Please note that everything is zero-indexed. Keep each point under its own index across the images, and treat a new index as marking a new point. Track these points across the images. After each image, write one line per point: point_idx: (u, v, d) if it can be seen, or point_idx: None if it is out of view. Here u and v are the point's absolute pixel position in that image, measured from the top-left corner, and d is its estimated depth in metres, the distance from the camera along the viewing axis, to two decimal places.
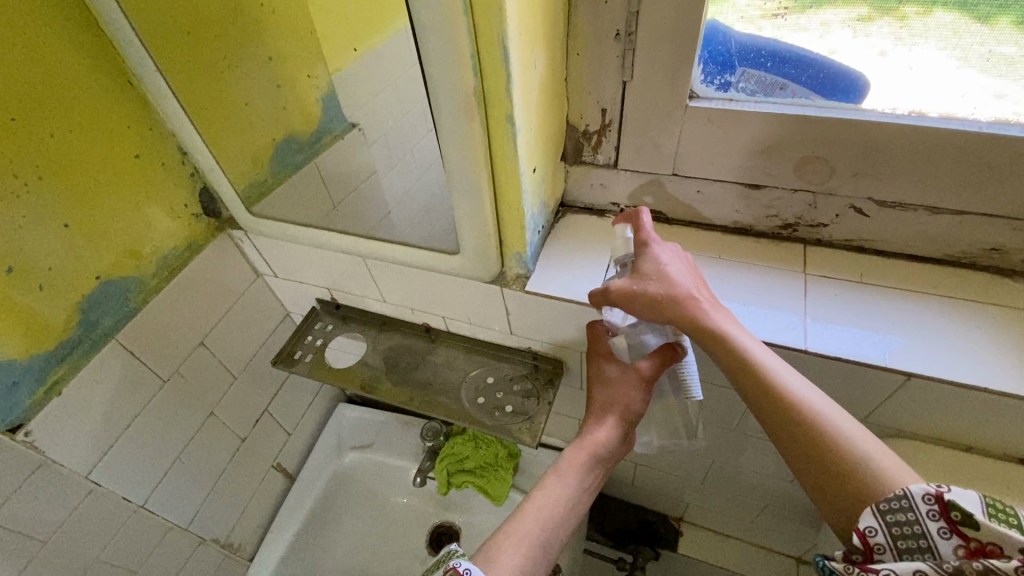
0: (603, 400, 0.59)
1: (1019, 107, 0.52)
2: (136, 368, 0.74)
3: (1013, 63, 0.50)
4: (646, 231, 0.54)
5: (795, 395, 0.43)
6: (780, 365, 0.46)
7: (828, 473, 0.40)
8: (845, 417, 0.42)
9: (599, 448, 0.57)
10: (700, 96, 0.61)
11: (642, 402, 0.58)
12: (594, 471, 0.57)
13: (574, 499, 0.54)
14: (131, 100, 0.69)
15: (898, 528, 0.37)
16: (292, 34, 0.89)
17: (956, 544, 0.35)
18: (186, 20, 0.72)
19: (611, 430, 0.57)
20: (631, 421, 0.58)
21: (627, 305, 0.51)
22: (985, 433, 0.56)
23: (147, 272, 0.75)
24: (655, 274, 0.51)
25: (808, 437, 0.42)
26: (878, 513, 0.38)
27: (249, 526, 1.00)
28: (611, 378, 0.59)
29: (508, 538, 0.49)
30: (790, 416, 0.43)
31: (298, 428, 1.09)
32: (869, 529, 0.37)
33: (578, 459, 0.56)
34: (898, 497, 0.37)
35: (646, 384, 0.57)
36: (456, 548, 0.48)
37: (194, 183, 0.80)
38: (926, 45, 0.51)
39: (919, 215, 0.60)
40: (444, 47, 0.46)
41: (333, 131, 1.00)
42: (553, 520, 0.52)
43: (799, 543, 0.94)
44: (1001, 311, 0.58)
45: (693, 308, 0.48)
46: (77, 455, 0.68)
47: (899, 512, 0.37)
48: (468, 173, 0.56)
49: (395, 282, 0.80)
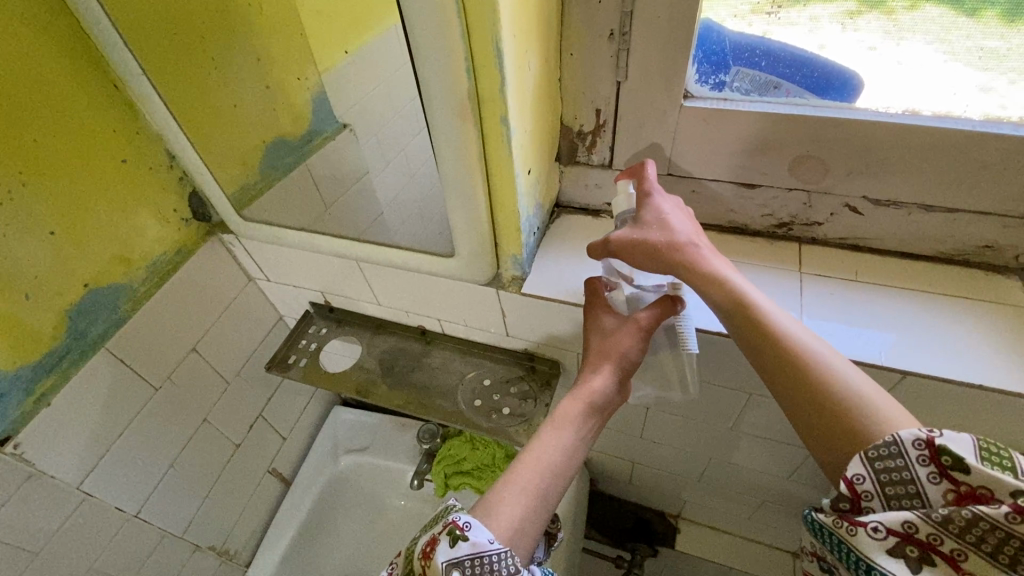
0: (599, 349, 0.56)
1: (1007, 102, 0.52)
2: (127, 374, 0.73)
3: (1000, 58, 0.50)
4: (650, 181, 0.54)
5: (794, 337, 0.43)
6: (778, 311, 0.45)
7: (825, 412, 0.39)
8: (841, 359, 0.42)
9: (595, 397, 0.54)
10: (695, 96, 0.61)
11: (638, 350, 0.55)
12: (593, 420, 0.54)
13: (571, 449, 0.52)
14: (117, 105, 0.68)
15: (886, 475, 0.36)
16: (281, 35, 0.88)
17: (945, 489, 0.35)
18: (173, 21, 0.70)
19: (608, 379, 0.55)
20: (627, 370, 0.55)
21: (626, 252, 0.51)
22: (982, 429, 0.56)
23: (137, 278, 0.74)
24: (656, 223, 0.51)
25: (805, 375, 0.41)
26: (866, 460, 0.37)
27: (245, 532, 0.99)
28: (608, 328, 0.57)
29: (507, 488, 0.48)
30: (788, 355, 0.42)
31: (293, 432, 1.08)
32: (857, 477, 0.37)
33: (573, 409, 0.54)
34: (887, 443, 0.36)
35: (644, 333, 0.55)
36: (454, 503, 0.48)
37: (183, 188, 0.78)
38: (916, 41, 0.51)
39: (914, 213, 0.60)
40: (437, 49, 0.45)
41: (324, 133, 0.99)
42: (550, 470, 0.50)
43: (796, 538, 0.95)
44: (993, 307, 0.58)
45: (691, 253, 0.48)
46: (68, 465, 0.67)
47: (888, 458, 0.36)
48: (462, 175, 0.55)
49: (390, 285, 0.79)
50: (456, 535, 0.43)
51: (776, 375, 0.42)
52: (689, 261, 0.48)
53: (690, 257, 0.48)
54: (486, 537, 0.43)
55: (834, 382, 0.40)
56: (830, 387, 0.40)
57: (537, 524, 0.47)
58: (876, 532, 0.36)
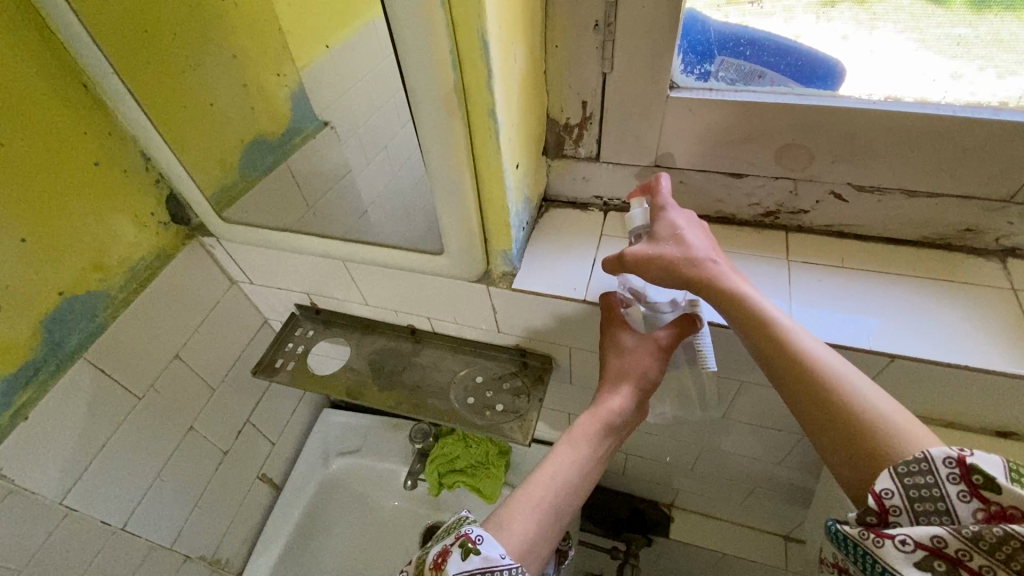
0: (618, 369, 0.57)
1: (976, 88, 0.53)
2: (108, 385, 0.71)
3: (968, 44, 0.51)
4: (663, 196, 0.54)
5: (814, 355, 0.43)
6: (797, 327, 0.45)
7: (850, 431, 0.39)
8: (862, 376, 0.42)
9: (613, 416, 0.55)
10: (681, 87, 0.61)
11: (657, 371, 0.56)
12: (608, 439, 0.55)
13: (585, 467, 0.53)
14: (87, 105, 0.65)
15: (915, 491, 0.36)
16: (258, 31, 0.86)
17: (975, 507, 0.35)
18: (145, 19, 0.68)
19: (626, 399, 0.55)
20: (646, 390, 0.56)
21: (642, 268, 0.50)
22: (967, 409, 0.58)
23: (115, 284, 0.72)
24: (671, 237, 0.51)
25: (825, 396, 0.41)
26: (896, 475, 0.37)
27: (237, 541, 0.97)
28: (627, 346, 0.57)
29: (518, 503, 0.49)
30: (808, 373, 0.42)
31: (282, 437, 1.06)
32: (886, 492, 0.36)
33: (591, 427, 0.54)
34: (918, 460, 0.36)
35: (663, 353, 0.57)
36: (467, 515, 0.49)
37: (159, 190, 0.76)
38: (887, 30, 0.52)
39: (897, 199, 0.61)
40: (421, 42, 0.44)
41: (304, 131, 0.97)
42: (565, 488, 0.51)
43: (786, 522, 0.96)
44: (976, 289, 0.59)
45: (706, 269, 0.48)
46: (50, 480, 0.65)
47: (918, 475, 0.36)
48: (450, 171, 0.54)
49: (377, 284, 0.78)
50: (467, 548, 0.43)
51: (796, 395, 0.43)
52: (708, 278, 0.48)
53: (706, 273, 0.48)
54: (498, 552, 0.43)
55: (855, 404, 0.40)
56: (851, 409, 0.40)
57: (548, 541, 0.49)
58: (904, 545, 0.35)
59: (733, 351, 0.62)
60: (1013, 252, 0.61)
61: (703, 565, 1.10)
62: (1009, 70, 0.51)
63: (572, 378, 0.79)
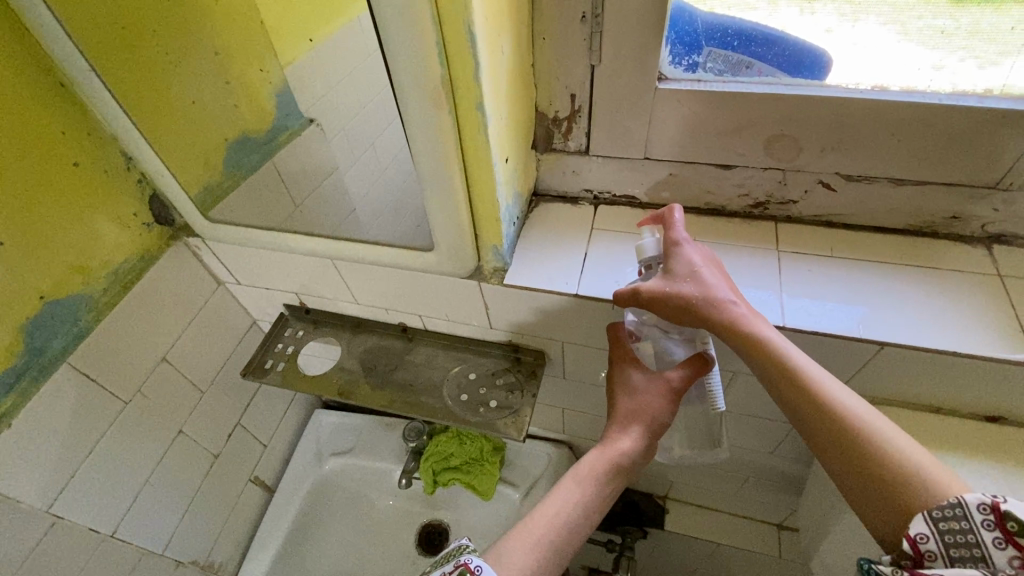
0: (628, 409, 0.55)
1: (957, 79, 0.54)
2: (93, 391, 0.69)
3: (949, 36, 0.51)
4: (677, 229, 0.52)
5: (839, 402, 0.42)
6: (821, 372, 0.45)
7: (879, 483, 0.39)
8: (888, 424, 0.41)
9: (622, 459, 0.53)
10: (669, 78, 0.61)
11: (670, 413, 0.54)
12: (616, 481, 0.53)
13: (589, 508, 0.51)
14: (65, 104, 0.64)
15: (951, 537, 0.35)
16: (240, 26, 0.84)
17: (1011, 555, 0.34)
18: (123, 15, 0.66)
19: (636, 442, 0.53)
20: (657, 432, 0.54)
21: (659, 306, 0.49)
22: (954, 394, 0.58)
23: (99, 287, 0.70)
24: (687, 274, 0.49)
25: (852, 445, 0.41)
26: (930, 519, 0.36)
27: (229, 544, 0.96)
28: (636, 386, 0.56)
29: (518, 537, 0.49)
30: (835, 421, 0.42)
31: (274, 439, 1.05)
32: (920, 536, 0.36)
33: (598, 470, 0.52)
34: (950, 505, 0.36)
35: (676, 394, 0.54)
36: (466, 543, 0.49)
37: (142, 190, 0.75)
38: (870, 22, 0.52)
39: (885, 187, 0.61)
40: (407, 36, 0.43)
41: (289, 128, 0.95)
42: (566, 528, 0.50)
43: (778, 510, 0.97)
44: (963, 276, 0.60)
45: (724, 309, 0.47)
46: (35, 488, 0.64)
47: (952, 521, 0.35)
48: (439, 165, 0.53)
49: (367, 282, 0.77)
50: None
51: (823, 441, 0.42)
52: (726, 320, 0.47)
53: (725, 315, 0.47)
54: None
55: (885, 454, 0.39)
56: (879, 460, 0.39)
57: None
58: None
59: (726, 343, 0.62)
60: (999, 239, 0.62)
61: (698, 555, 1.10)
62: (990, 61, 0.52)
63: (565, 372, 0.79)
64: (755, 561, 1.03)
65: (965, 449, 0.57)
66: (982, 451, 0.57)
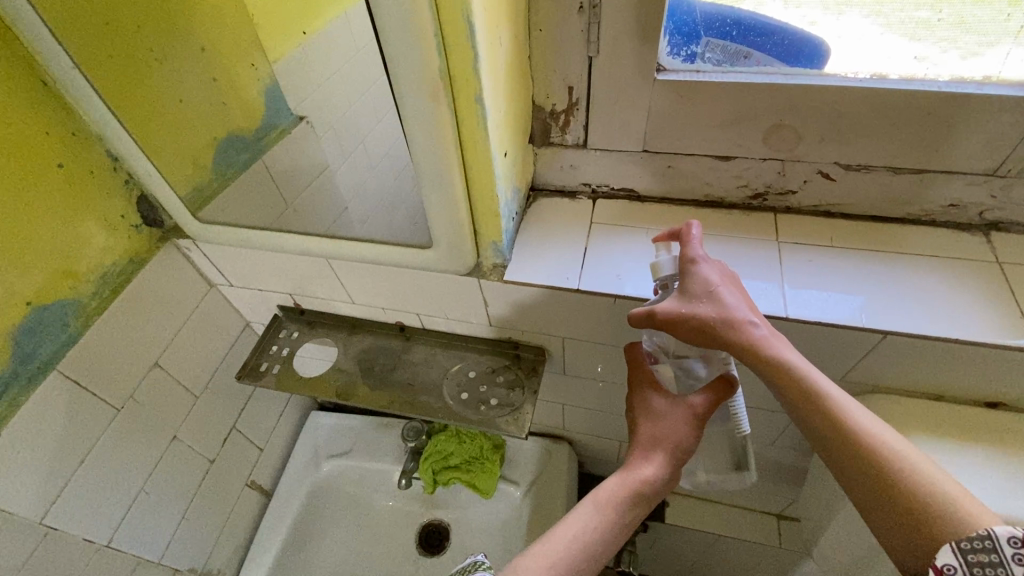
0: (650, 434, 0.54)
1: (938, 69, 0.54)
2: (84, 398, 0.68)
3: (932, 28, 0.51)
4: (694, 246, 0.51)
5: (867, 430, 0.41)
6: (847, 399, 0.44)
7: (907, 513, 0.38)
8: (917, 453, 0.40)
9: (644, 486, 0.52)
10: (668, 69, 0.61)
11: (693, 439, 0.53)
12: (638, 508, 0.52)
13: (610, 533, 0.51)
14: (48, 103, 0.62)
15: (980, 570, 0.33)
16: (227, 22, 0.82)
17: None
18: (106, 11, 0.64)
19: (659, 469, 0.52)
20: (680, 459, 0.53)
21: (676, 328, 0.48)
22: (955, 381, 0.59)
23: (87, 292, 0.69)
24: (705, 294, 0.48)
25: (880, 474, 0.40)
26: (958, 550, 0.34)
27: (227, 551, 0.95)
28: (658, 410, 0.55)
29: (535, 558, 0.49)
30: (862, 451, 0.41)
31: (270, 442, 1.04)
32: (946, 567, 0.34)
33: (620, 496, 0.51)
34: (980, 536, 0.34)
35: (698, 421, 0.53)
36: (482, 560, 0.51)
37: (130, 192, 0.73)
38: (854, 14, 0.52)
39: (883, 176, 0.61)
40: (404, 28, 0.42)
41: (279, 126, 0.94)
42: (584, 552, 0.50)
43: (778, 501, 0.98)
44: (962, 264, 0.60)
45: (744, 330, 0.46)
46: (27, 499, 0.62)
47: (982, 553, 0.33)
48: (437, 161, 0.53)
49: (364, 281, 0.75)
50: None
51: (848, 469, 0.41)
52: (747, 343, 0.45)
53: (746, 338, 0.46)
54: None
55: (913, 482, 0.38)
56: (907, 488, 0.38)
57: None
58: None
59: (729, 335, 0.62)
60: (996, 226, 0.62)
61: (698, 547, 1.11)
62: (971, 52, 0.52)
63: (566, 368, 0.79)
64: (756, 551, 1.03)
65: (966, 434, 0.58)
66: (982, 437, 0.57)
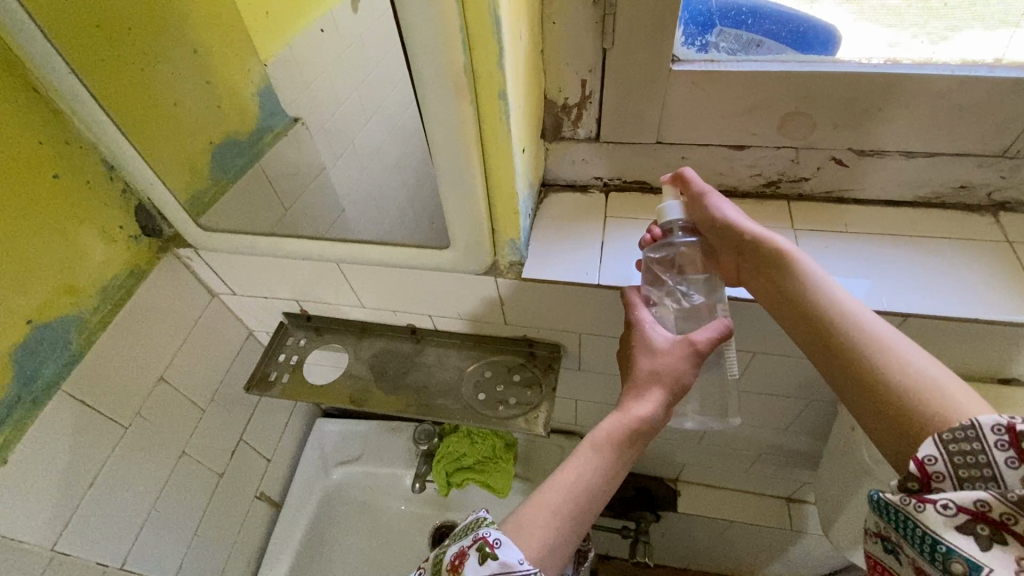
0: (649, 371, 0.53)
1: (929, 50, 0.55)
2: (91, 418, 0.65)
3: (902, 14, 0.53)
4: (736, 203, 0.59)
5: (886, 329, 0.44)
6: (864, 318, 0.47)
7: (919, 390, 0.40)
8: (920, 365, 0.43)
9: (642, 424, 0.52)
10: (682, 59, 0.60)
11: (691, 375, 0.53)
12: (637, 444, 0.52)
13: (611, 472, 0.51)
14: (39, 109, 0.59)
15: (960, 458, 0.35)
16: (220, 22, 0.79)
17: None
18: (97, 13, 0.61)
19: (657, 406, 0.52)
20: (679, 394, 0.53)
21: (728, 229, 0.54)
22: (972, 359, 0.60)
23: (89, 306, 0.66)
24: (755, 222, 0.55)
25: (894, 357, 0.42)
26: (940, 442, 0.35)
27: (239, 566, 0.92)
28: (658, 348, 0.54)
29: (536, 505, 0.49)
30: (880, 339, 0.43)
31: (277, 452, 1.01)
32: (927, 458, 0.35)
33: (617, 434, 0.51)
34: (963, 427, 0.35)
35: (698, 356, 0.53)
36: (485, 514, 0.49)
37: (128, 202, 0.70)
38: (828, 4, 0.55)
39: (896, 160, 0.62)
40: (430, 23, 0.41)
41: (275, 129, 0.91)
42: (586, 490, 0.50)
43: (788, 484, 0.99)
44: (973, 244, 0.61)
45: (760, 234, 0.53)
46: (36, 526, 0.60)
47: (963, 443, 0.35)
48: (458, 159, 0.51)
49: (375, 284, 0.74)
50: (485, 552, 0.44)
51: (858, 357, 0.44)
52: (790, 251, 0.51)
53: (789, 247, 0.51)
54: (516, 556, 0.44)
55: (896, 369, 0.41)
56: (891, 375, 0.41)
57: (567, 548, 0.47)
58: (944, 510, 0.34)
59: (753, 325, 0.63)
60: (1004, 206, 0.63)
61: (709, 534, 1.12)
62: (941, 37, 0.54)
63: (582, 364, 0.79)
64: (766, 535, 1.05)
65: None
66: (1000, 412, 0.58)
